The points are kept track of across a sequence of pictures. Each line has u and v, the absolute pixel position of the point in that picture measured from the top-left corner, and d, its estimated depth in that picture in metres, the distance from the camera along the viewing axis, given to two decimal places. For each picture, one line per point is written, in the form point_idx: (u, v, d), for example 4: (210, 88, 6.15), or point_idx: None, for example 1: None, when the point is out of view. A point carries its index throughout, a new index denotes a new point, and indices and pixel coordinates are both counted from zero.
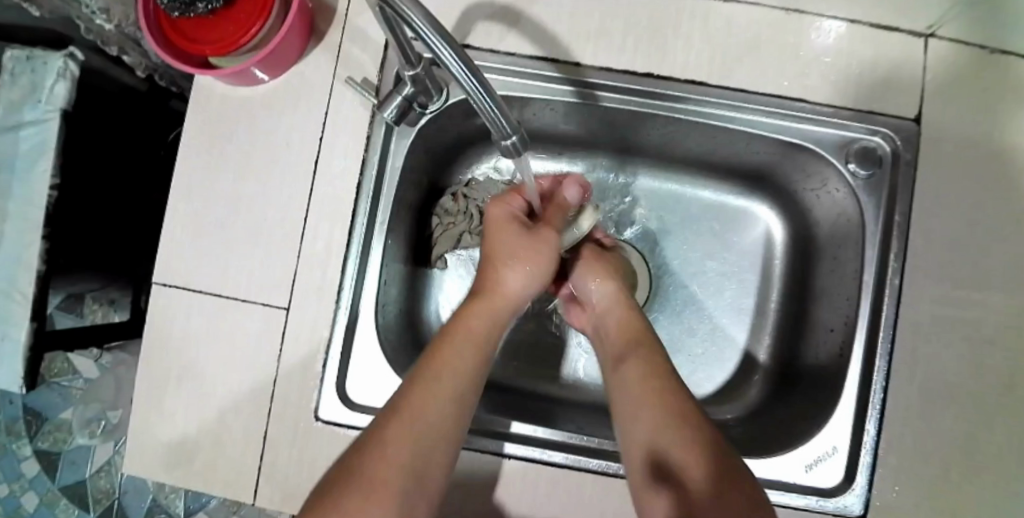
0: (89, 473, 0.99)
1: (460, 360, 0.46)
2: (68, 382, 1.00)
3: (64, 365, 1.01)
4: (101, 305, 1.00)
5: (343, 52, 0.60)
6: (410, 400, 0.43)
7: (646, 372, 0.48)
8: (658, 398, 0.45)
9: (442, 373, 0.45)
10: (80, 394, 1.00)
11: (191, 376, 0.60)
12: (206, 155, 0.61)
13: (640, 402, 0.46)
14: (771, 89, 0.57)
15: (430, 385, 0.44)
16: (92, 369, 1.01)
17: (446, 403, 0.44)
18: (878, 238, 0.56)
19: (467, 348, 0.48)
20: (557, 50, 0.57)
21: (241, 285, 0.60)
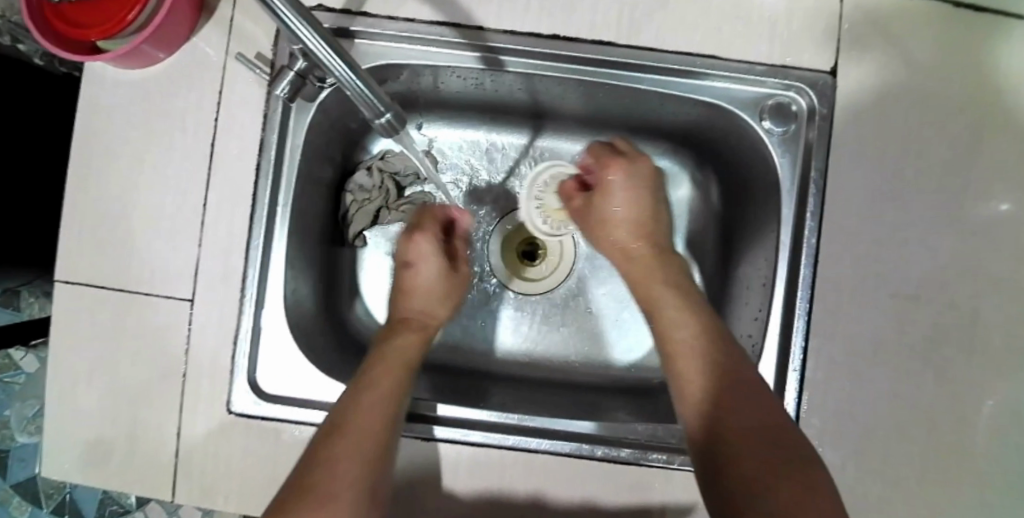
0: (38, 469, 0.97)
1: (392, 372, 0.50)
2: (9, 377, 0.96)
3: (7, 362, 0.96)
4: (38, 298, 0.95)
5: (235, 27, 0.57)
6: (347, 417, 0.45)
7: (699, 326, 0.48)
8: (705, 351, 0.47)
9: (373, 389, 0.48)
10: (23, 389, 0.97)
11: (98, 374, 0.58)
12: (99, 142, 0.58)
13: (691, 355, 0.47)
14: (681, 47, 0.54)
15: (374, 389, 0.48)
16: (31, 362, 0.97)
17: (390, 399, 0.48)
18: (795, 197, 0.55)
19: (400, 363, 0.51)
20: (457, 14, 0.54)
21: (147, 276, 0.57)
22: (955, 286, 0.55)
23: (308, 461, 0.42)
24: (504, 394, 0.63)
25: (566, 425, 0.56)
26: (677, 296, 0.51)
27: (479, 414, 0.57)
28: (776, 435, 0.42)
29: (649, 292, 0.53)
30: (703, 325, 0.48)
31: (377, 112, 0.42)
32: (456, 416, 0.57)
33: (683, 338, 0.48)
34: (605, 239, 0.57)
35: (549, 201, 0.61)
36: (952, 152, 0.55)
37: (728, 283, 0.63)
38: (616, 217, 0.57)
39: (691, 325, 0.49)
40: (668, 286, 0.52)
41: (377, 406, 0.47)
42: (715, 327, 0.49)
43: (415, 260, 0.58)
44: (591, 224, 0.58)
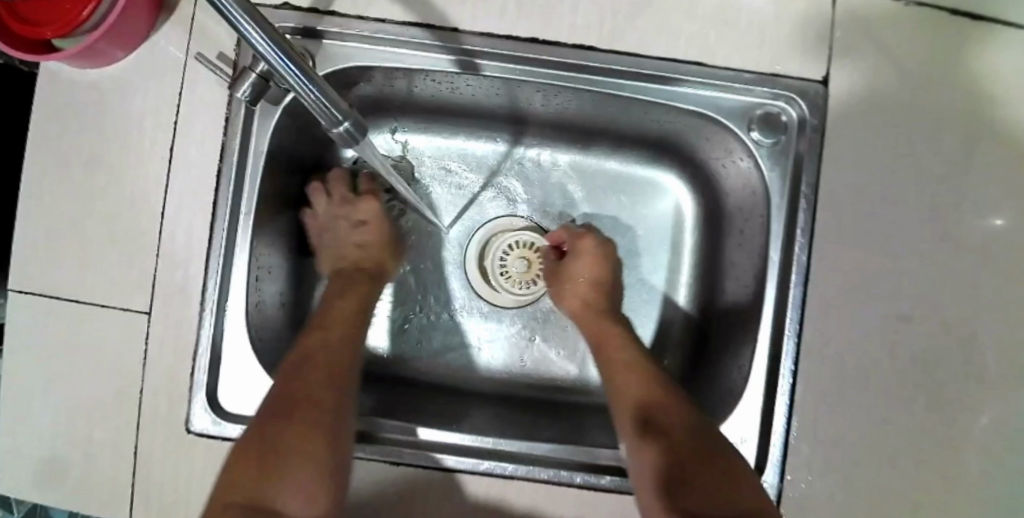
0: None
1: (332, 355, 0.50)
2: None
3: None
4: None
5: (197, 26, 0.54)
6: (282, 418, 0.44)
7: (642, 373, 0.51)
8: (651, 392, 0.49)
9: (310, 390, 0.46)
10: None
11: (51, 389, 0.55)
12: (55, 144, 0.55)
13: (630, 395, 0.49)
14: (665, 53, 0.52)
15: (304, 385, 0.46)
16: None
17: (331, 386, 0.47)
18: (784, 211, 0.53)
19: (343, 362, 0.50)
20: (430, 15, 0.52)
21: (102, 287, 0.54)
22: (949, 305, 0.52)
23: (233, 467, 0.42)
24: (476, 414, 0.60)
25: (542, 448, 0.53)
26: (621, 341, 0.54)
27: (462, 437, 0.54)
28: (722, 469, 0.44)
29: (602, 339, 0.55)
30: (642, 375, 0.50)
31: (335, 121, 0.39)
32: (437, 439, 0.53)
33: (628, 386, 0.50)
34: (568, 296, 0.59)
35: (513, 265, 0.65)
36: (948, 166, 0.53)
37: (715, 300, 0.61)
38: (578, 275, 0.59)
39: (634, 375, 0.51)
40: (613, 331, 0.55)
41: (322, 389, 0.47)
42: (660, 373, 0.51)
43: (370, 219, 0.62)
44: (558, 282, 0.61)
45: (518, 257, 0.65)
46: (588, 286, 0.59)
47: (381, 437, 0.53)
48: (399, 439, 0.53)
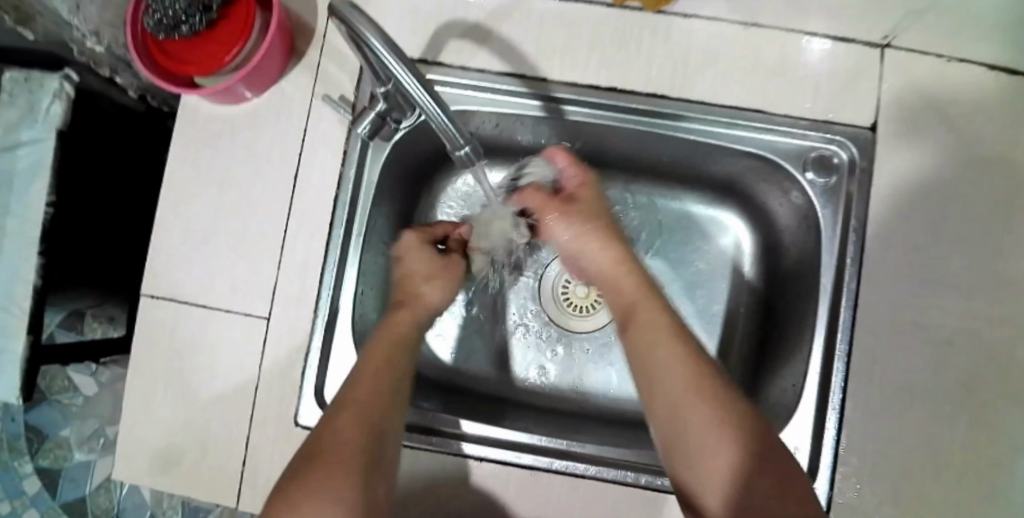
0: (89, 489, 0.97)
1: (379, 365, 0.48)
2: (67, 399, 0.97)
3: (65, 384, 0.98)
4: (104, 321, 0.91)
5: (320, 71, 0.63)
6: (354, 396, 0.46)
7: (688, 369, 0.45)
8: (695, 362, 0.45)
9: (380, 372, 0.48)
10: (80, 411, 0.98)
11: (177, 383, 0.63)
12: (191, 170, 0.64)
13: (678, 372, 0.45)
14: (730, 101, 0.59)
15: (374, 375, 0.47)
16: (89, 384, 0.98)
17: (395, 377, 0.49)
18: (835, 243, 0.59)
19: (404, 348, 0.51)
20: (523, 66, 0.59)
21: (228, 294, 0.62)
22: (987, 332, 0.58)
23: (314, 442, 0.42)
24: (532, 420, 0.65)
25: (595, 448, 0.60)
26: (658, 325, 0.48)
27: (524, 435, 0.60)
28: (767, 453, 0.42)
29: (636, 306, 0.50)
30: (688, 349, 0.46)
31: (457, 145, 0.47)
32: (488, 435, 0.60)
33: (669, 385, 0.45)
34: (585, 244, 0.56)
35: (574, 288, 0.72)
36: (988, 206, 0.59)
37: (773, 328, 0.66)
38: (592, 253, 0.55)
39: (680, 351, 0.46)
40: (648, 313, 0.49)
41: (383, 376, 0.48)
42: (708, 364, 0.46)
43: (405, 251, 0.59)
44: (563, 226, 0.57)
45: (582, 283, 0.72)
46: (612, 265, 0.54)
47: (444, 432, 0.60)
48: (484, 438, 0.59)
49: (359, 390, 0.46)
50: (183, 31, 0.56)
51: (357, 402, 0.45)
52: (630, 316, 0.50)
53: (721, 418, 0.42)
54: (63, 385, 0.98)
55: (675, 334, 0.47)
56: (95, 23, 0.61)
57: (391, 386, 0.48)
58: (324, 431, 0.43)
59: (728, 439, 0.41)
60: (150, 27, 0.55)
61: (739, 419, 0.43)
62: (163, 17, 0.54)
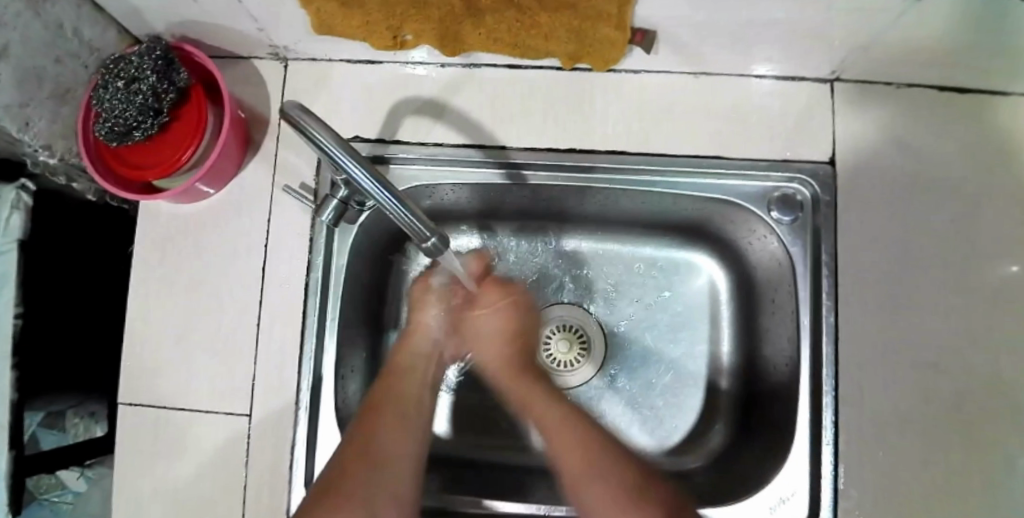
0: None
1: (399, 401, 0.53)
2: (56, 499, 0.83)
3: (53, 481, 0.83)
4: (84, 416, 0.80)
5: (280, 160, 0.63)
6: (362, 428, 0.51)
7: (585, 439, 0.50)
8: (587, 440, 0.50)
9: (385, 402, 0.53)
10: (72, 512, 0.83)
11: (162, 491, 0.61)
12: (159, 272, 0.63)
13: (572, 448, 0.50)
14: (687, 151, 0.60)
15: (382, 404, 0.53)
16: (79, 482, 0.83)
17: (405, 401, 0.54)
18: (809, 279, 0.59)
19: (413, 368, 0.56)
20: (483, 136, 0.61)
21: (207, 394, 0.61)
22: (971, 353, 0.58)
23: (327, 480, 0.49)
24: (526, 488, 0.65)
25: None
26: (525, 389, 0.55)
27: None
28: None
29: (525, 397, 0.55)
30: (561, 423, 0.52)
31: (423, 236, 0.43)
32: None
33: (572, 461, 0.50)
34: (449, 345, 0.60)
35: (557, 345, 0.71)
36: (954, 225, 0.59)
37: (758, 364, 0.66)
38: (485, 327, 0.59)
39: (574, 445, 0.50)
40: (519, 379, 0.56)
41: (394, 404, 0.53)
42: (606, 443, 0.51)
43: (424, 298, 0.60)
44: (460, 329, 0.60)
45: (563, 339, 0.71)
46: (490, 338, 0.58)
47: None
48: None
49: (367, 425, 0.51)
50: (136, 137, 0.55)
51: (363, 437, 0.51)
52: (523, 400, 0.55)
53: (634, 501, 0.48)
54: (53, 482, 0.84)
55: (545, 402, 0.53)
56: (46, 137, 0.60)
57: (400, 410, 0.53)
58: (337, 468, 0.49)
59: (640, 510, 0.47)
60: (102, 136, 0.54)
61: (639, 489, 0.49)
62: (114, 124, 0.53)
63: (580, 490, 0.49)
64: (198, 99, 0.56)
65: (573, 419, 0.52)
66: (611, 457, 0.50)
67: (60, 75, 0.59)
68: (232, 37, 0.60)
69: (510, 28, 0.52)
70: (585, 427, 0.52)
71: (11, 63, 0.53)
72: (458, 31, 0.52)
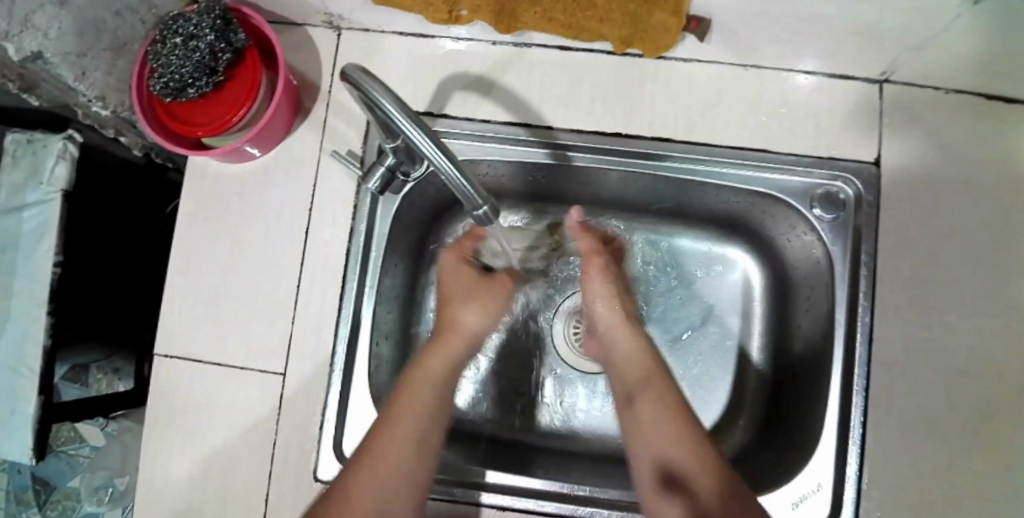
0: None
1: (429, 390, 0.53)
2: (74, 450, 0.86)
3: (70, 434, 0.86)
4: (107, 372, 0.85)
5: (328, 126, 0.64)
6: (399, 401, 0.53)
7: (675, 441, 0.51)
8: (677, 411, 0.53)
9: (432, 367, 0.55)
10: (88, 463, 0.86)
11: (192, 440, 0.62)
12: (204, 230, 0.64)
13: (657, 414, 0.52)
14: (733, 143, 0.60)
15: (425, 372, 0.54)
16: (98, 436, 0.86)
17: (444, 374, 0.55)
18: (847, 277, 0.60)
19: (458, 344, 0.56)
20: (530, 116, 0.62)
21: (242, 351, 0.62)
22: (1004, 362, 0.58)
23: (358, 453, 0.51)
24: (546, 464, 0.67)
25: (616, 494, 0.60)
26: (657, 394, 0.54)
27: (539, 483, 0.60)
28: (720, 487, 0.48)
29: (642, 369, 0.56)
30: (675, 402, 0.53)
31: (475, 204, 0.46)
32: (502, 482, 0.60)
33: (656, 431, 0.52)
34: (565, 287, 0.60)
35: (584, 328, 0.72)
36: (995, 232, 0.60)
37: (788, 361, 0.66)
38: (614, 331, 0.59)
39: (664, 411, 0.53)
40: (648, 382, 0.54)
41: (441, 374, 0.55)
42: (691, 413, 0.53)
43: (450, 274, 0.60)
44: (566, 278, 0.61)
45: None
46: (627, 340, 0.58)
47: (472, 482, 0.60)
48: (506, 485, 0.60)
49: (416, 395, 0.53)
50: (189, 93, 0.56)
51: (399, 408, 0.52)
52: (631, 366, 0.56)
53: (697, 457, 0.50)
54: (71, 435, 0.87)
55: (660, 377, 0.55)
56: (100, 89, 0.62)
57: (436, 380, 0.54)
58: (374, 442, 0.51)
59: (700, 489, 0.49)
60: (156, 90, 0.55)
61: (708, 454, 0.50)
62: (169, 80, 0.54)
63: (648, 453, 0.52)
64: (253, 62, 0.57)
65: (688, 416, 0.53)
66: (679, 413, 0.52)
67: (120, 28, 0.60)
68: (289, 3, 0.60)
69: (567, 8, 0.52)
70: (670, 405, 0.53)
71: (75, 13, 0.53)
72: (515, 9, 0.53)
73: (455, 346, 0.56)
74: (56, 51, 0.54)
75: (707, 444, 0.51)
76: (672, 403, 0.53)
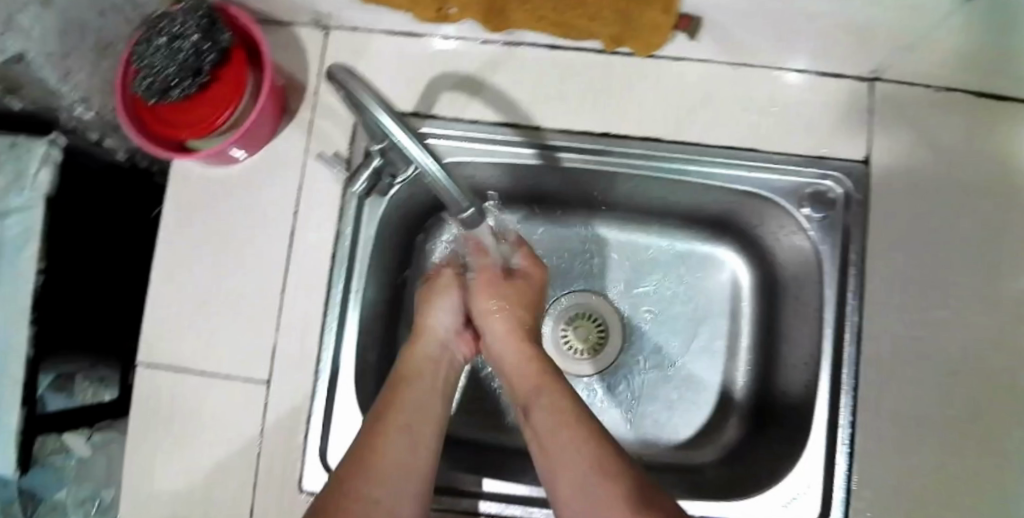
0: None
1: (421, 386, 0.52)
2: (62, 460, 0.83)
3: (58, 445, 0.83)
4: (94, 381, 0.81)
5: (313, 128, 0.63)
6: (390, 401, 0.51)
7: (586, 458, 0.44)
8: (572, 415, 0.46)
9: (419, 372, 0.53)
10: (76, 474, 0.84)
11: (175, 447, 0.60)
12: (187, 234, 0.63)
13: (554, 424, 0.46)
14: (723, 142, 0.60)
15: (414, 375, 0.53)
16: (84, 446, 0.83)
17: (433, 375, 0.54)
18: (835, 276, 0.59)
19: (434, 348, 0.56)
20: (518, 116, 0.61)
21: (226, 357, 0.61)
22: (998, 360, 0.57)
23: (354, 453, 0.47)
24: (535, 469, 0.66)
25: None
26: (556, 404, 0.47)
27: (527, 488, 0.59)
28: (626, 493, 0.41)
29: (542, 380, 0.50)
30: (569, 407, 0.47)
31: (461, 206, 0.46)
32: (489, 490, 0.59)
33: (559, 436, 0.45)
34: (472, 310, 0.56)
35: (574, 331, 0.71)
36: (986, 230, 0.59)
37: (778, 362, 0.66)
38: (508, 351, 0.54)
39: (563, 420, 0.46)
40: (549, 393, 0.49)
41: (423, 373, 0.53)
42: (584, 416, 0.47)
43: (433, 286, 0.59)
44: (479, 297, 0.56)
45: (583, 326, 0.71)
46: (526, 359, 0.52)
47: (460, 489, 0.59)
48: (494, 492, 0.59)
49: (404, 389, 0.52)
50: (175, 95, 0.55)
51: (387, 407, 0.50)
52: (530, 383, 0.50)
53: (598, 461, 0.43)
54: (58, 445, 0.84)
55: (557, 388, 0.49)
56: (84, 92, 0.61)
57: (425, 383, 0.53)
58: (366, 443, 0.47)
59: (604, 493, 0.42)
60: (140, 91, 0.54)
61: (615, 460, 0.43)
62: (155, 81, 0.53)
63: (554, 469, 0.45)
64: (240, 64, 0.57)
65: (589, 421, 0.46)
66: (574, 416, 0.46)
67: (103, 30, 0.60)
68: (276, 2, 0.60)
69: (558, 5, 0.52)
70: (568, 412, 0.47)
71: (57, 14, 0.53)
72: (503, 6, 0.53)
73: (431, 344, 0.56)
74: (38, 53, 0.53)
75: (613, 450, 0.45)
76: (575, 411, 0.47)
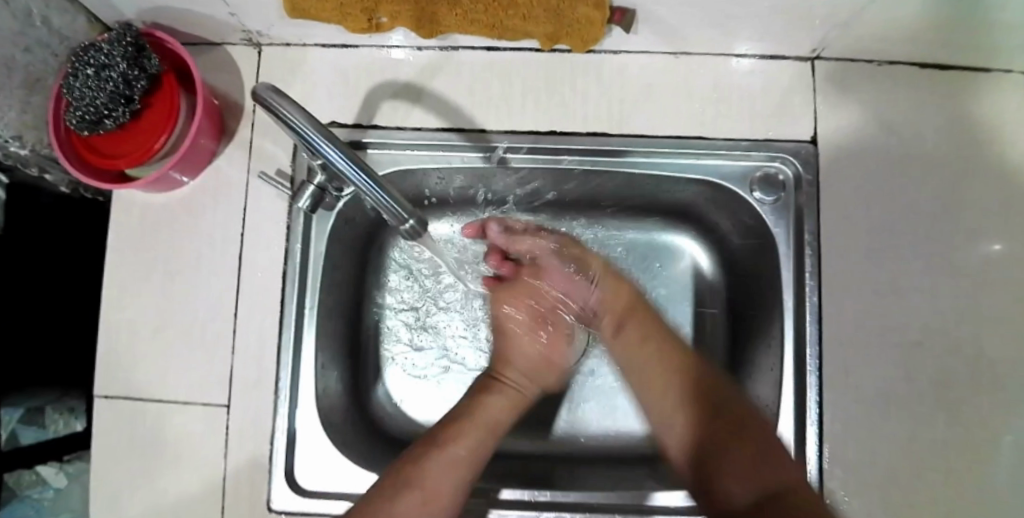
0: None
1: (493, 405, 0.58)
2: (37, 494, 0.79)
3: (33, 478, 0.79)
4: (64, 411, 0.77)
5: (255, 147, 0.62)
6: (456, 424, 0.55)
7: (702, 410, 0.55)
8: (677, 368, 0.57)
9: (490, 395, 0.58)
10: (51, 509, 0.79)
11: (140, 482, 0.59)
12: (135, 264, 0.62)
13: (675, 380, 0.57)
14: (669, 131, 0.59)
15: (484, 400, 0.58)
16: (59, 477, 0.79)
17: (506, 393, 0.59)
18: (791, 258, 0.59)
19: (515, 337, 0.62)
20: (462, 120, 0.60)
21: (185, 386, 0.60)
22: (957, 329, 0.58)
23: (401, 465, 0.52)
24: (509, 472, 0.65)
25: (578, 496, 0.58)
26: (660, 350, 0.58)
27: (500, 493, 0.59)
28: (741, 429, 0.52)
29: (639, 330, 0.60)
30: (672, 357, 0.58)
31: (401, 218, 0.46)
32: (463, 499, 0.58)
33: (665, 387, 0.57)
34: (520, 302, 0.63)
35: None
36: (938, 200, 0.59)
37: (743, 347, 0.65)
38: (609, 296, 0.61)
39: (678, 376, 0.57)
40: (648, 339, 0.59)
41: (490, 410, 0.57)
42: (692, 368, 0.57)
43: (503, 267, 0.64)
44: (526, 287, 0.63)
45: None
46: (617, 303, 0.61)
47: None
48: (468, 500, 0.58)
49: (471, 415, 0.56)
50: (107, 125, 0.54)
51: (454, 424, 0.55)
52: (619, 324, 0.61)
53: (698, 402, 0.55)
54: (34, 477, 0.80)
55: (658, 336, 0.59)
56: (17, 128, 0.59)
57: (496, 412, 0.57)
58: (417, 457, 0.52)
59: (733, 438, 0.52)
60: (72, 124, 0.53)
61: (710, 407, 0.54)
62: (84, 113, 0.52)
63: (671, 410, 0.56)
64: (172, 87, 0.55)
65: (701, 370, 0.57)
66: (683, 369, 0.57)
67: (30, 63, 0.58)
68: (204, 23, 0.58)
69: (487, 9, 0.50)
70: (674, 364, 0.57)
71: None
72: (434, 12, 0.52)
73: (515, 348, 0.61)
74: None
75: (716, 390, 0.56)
76: (687, 364, 0.57)
